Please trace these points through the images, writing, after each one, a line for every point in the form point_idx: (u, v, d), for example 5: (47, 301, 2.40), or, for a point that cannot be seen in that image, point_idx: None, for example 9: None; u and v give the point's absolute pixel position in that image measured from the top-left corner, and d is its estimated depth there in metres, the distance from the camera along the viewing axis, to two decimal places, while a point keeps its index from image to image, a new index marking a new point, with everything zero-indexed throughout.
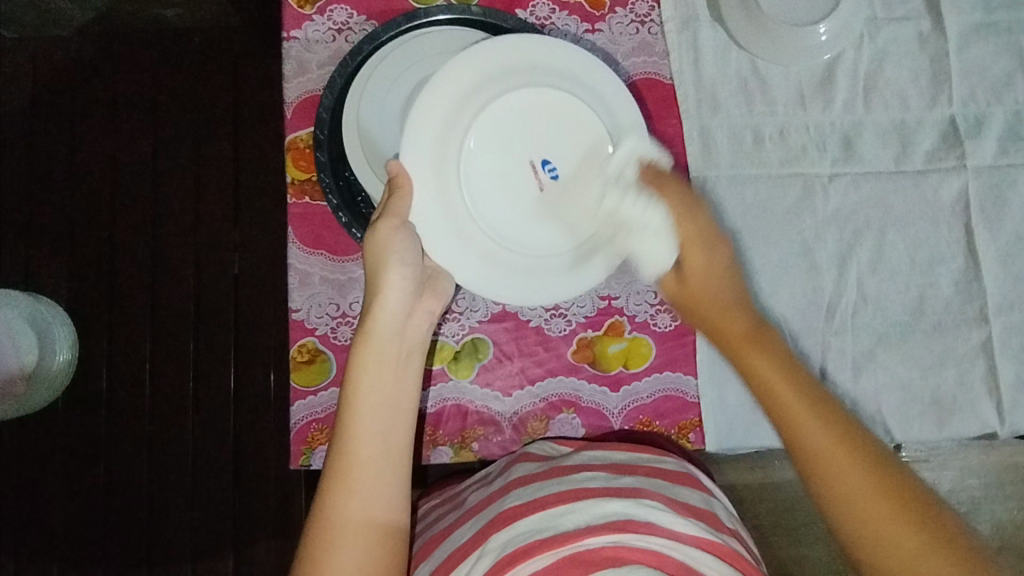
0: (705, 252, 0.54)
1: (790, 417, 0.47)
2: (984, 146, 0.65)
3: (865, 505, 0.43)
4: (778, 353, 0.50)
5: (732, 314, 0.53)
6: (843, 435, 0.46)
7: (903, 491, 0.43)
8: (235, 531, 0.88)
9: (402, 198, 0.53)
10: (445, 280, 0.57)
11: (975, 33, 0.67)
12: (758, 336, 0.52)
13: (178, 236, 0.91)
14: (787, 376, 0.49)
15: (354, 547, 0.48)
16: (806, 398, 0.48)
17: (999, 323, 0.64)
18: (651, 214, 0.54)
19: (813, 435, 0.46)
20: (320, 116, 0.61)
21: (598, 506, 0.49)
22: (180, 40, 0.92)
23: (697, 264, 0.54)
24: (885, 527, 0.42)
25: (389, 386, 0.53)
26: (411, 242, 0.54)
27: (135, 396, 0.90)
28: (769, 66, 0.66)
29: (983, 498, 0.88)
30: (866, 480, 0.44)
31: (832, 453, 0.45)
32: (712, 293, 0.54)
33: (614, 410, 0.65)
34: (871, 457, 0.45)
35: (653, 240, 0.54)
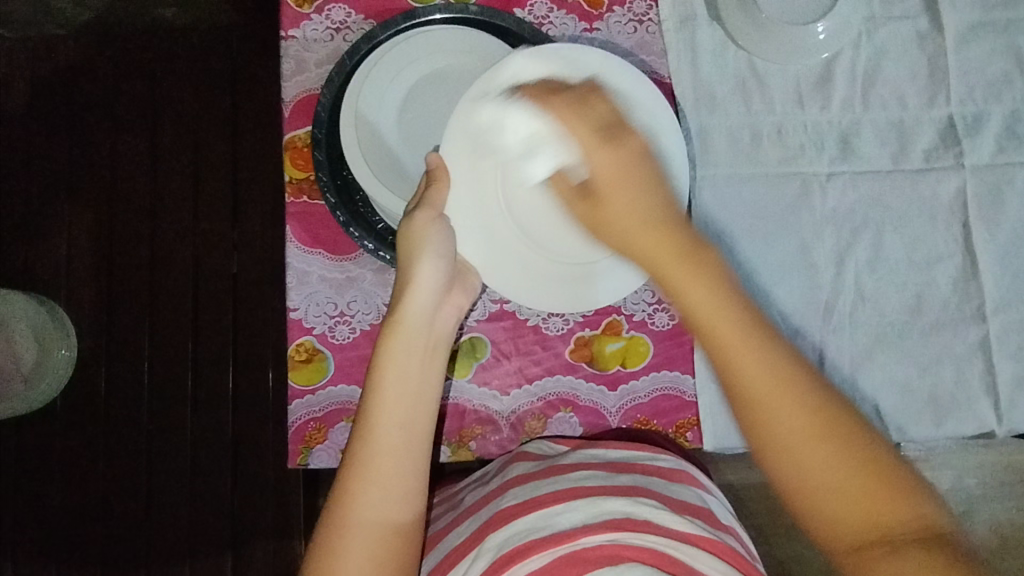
0: (607, 148, 0.49)
1: (721, 350, 0.44)
2: (983, 144, 0.65)
3: (794, 441, 0.42)
4: (712, 272, 0.45)
5: (658, 219, 0.48)
6: (778, 368, 0.43)
7: (836, 425, 0.42)
8: (233, 530, 0.88)
9: (439, 191, 0.54)
10: (474, 275, 0.57)
11: (973, 31, 0.67)
12: (690, 255, 0.46)
13: (177, 234, 0.91)
14: (712, 294, 0.45)
15: (372, 540, 0.48)
16: (733, 322, 0.44)
17: (998, 322, 0.64)
18: (530, 121, 0.52)
19: (743, 363, 0.43)
20: (319, 115, 0.61)
21: (595, 504, 0.49)
22: (179, 39, 0.92)
23: (608, 161, 0.49)
24: (815, 461, 0.41)
25: (416, 377, 0.52)
26: (443, 236, 0.54)
27: (133, 395, 0.90)
28: (767, 64, 0.66)
29: (982, 497, 0.88)
30: (794, 415, 0.42)
31: (760, 384, 0.43)
32: (618, 199, 0.49)
33: (612, 409, 0.65)
34: (800, 386, 0.43)
35: (534, 147, 0.53)
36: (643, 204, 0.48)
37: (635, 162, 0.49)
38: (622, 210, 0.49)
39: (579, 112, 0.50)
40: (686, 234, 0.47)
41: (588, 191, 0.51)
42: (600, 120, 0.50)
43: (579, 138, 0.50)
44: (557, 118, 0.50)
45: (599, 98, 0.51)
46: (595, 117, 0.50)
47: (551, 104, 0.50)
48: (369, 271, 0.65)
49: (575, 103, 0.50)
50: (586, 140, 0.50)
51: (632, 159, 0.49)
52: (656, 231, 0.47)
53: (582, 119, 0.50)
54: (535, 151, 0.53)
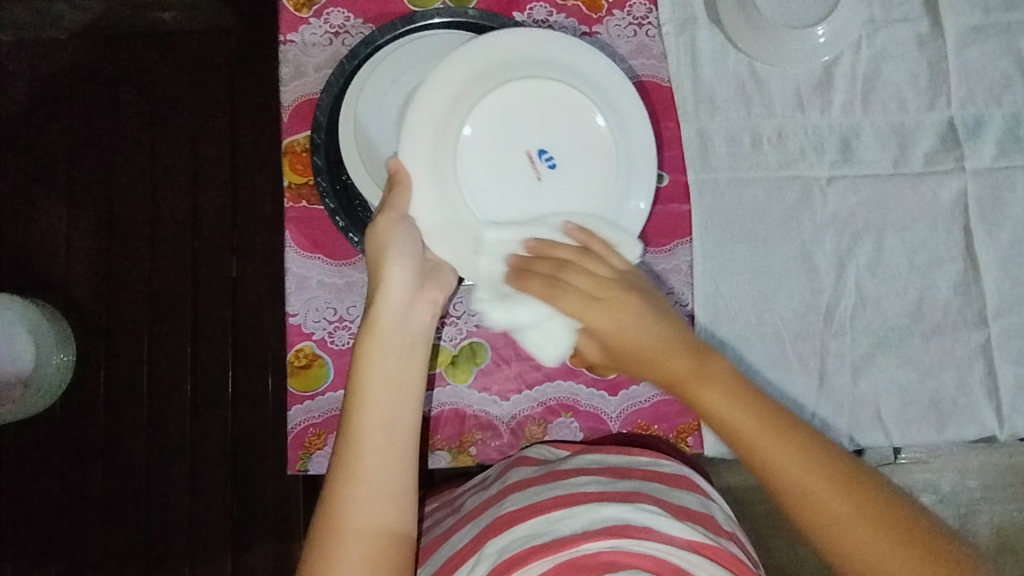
0: (610, 314, 0.53)
1: (768, 464, 0.47)
2: (984, 148, 0.65)
3: (845, 531, 0.45)
4: (729, 389, 0.49)
5: (671, 358, 0.51)
6: (821, 474, 0.46)
7: (891, 517, 0.45)
8: (234, 535, 0.88)
9: (401, 194, 0.53)
10: (447, 271, 0.57)
11: (974, 34, 0.66)
12: (709, 379, 0.50)
13: (176, 239, 0.91)
14: (742, 414, 0.48)
15: (358, 550, 0.48)
16: (770, 428, 0.48)
17: (999, 326, 0.64)
18: (540, 307, 0.55)
19: (789, 473, 0.47)
20: (317, 120, 0.61)
21: (595, 511, 0.49)
22: (177, 42, 0.92)
23: (610, 324, 0.53)
24: (880, 555, 0.45)
25: (392, 380, 0.52)
26: (410, 235, 0.53)
27: (133, 399, 0.90)
28: (768, 67, 0.66)
29: (982, 500, 0.88)
30: (842, 505, 0.46)
31: (806, 482, 0.46)
32: (624, 359, 0.53)
33: (613, 414, 0.65)
34: (849, 488, 0.46)
35: (548, 325, 0.56)
36: (653, 343, 0.51)
37: (637, 322, 0.52)
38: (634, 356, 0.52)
39: (558, 287, 0.54)
40: (699, 357, 0.51)
41: (603, 348, 0.54)
42: (584, 294, 0.53)
43: (578, 308, 0.53)
44: (548, 292, 0.54)
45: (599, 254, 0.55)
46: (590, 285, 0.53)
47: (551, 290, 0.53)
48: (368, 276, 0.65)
49: (559, 276, 0.54)
50: (587, 313, 0.53)
51: (626, 317, 0.52)
52: (673, 374, 0.51)
53: (580, 294, 0.53)
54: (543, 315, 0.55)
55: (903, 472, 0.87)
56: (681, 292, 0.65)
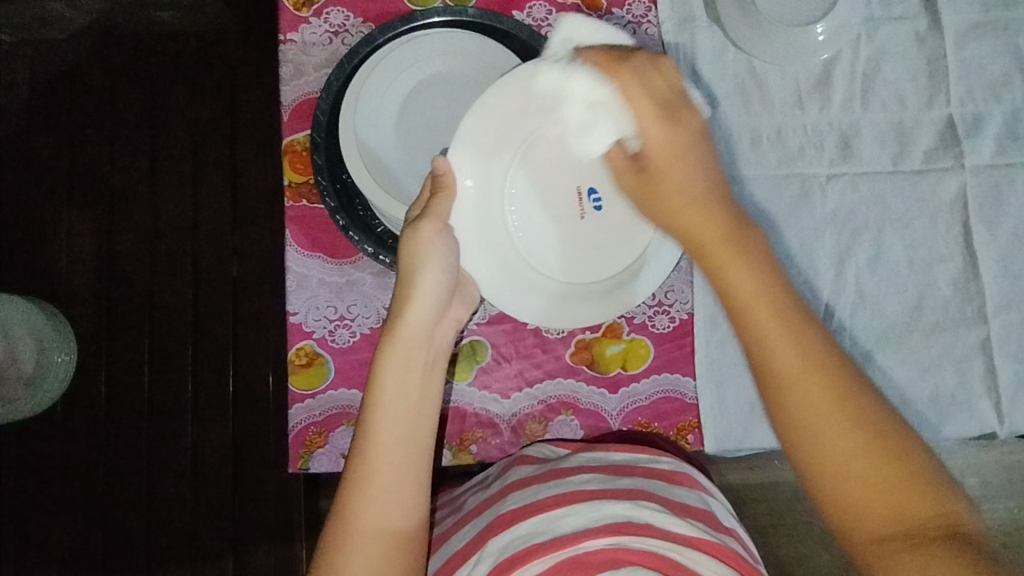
0: (664, 124, 0.49)
1: (757, 331, 0.45)
2: (982, 145, 0.65)
3: (832, 428, 0.42)
4: (756, 260, 0.46)
5: (702, 210, 0.47)
6: (813, 359, 0.43)
7: (862, 413, 0.42)
8: (234, 534, 0.88)
9: (444, 200, 0.54)
10: (472, 286, 0.57)
11: (973, 31, 0.66)
12: (735, 238, 0.46)
13: (176, 237, 0.91)
14: (757, 291, 0.45)
15: (376, 553, 0.48)
16: (772, 302, 0.45)
17: (998, 322, 0.64)
18: (594, 86, 0.51)
19: (774, 343, 0.44)
20: (318, 119, 0.61)
21: (596, 508, 0.49)
22: (177, 42, 0.92)
23: (662, 135, 0.49)
24: (838, 444, 0.42)
25: (415, 390, 0.52)
26: (447, 249, 0.54)
27: (134, 398, 0.90)
28: (766, 66, 0.66)
29: (983, 497, 0.88)
30: (836, 403, 0.42)
31: (800, 375, 0.43)
32: (676, 176, 0.48)
33: (613, 411, 0.65)
34: (837, 376, 0.43)
35: (595, 119, 0.52)
36: (693, 191, 0.48)
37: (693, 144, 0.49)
38: (670, 195, 0.49)
39: (639, 83, 0.49)
40: (734, 224, 0.47)
41: (642, 171, 0.50)
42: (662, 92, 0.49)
43: (638, 110, 0.49)
44: (620, 90, 0.49)
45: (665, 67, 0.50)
46: (654, 91, 0.49)
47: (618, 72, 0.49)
48: (369, 275, 0.65)
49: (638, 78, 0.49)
50: (646, 114, 0.49)
51: (688, 138, 0.49)
52: (699, 211, 0.47)
53: (644, 92, 0.49)
54: (594, 124, 0.53)
55: None
56: (681, 289, 0.65)
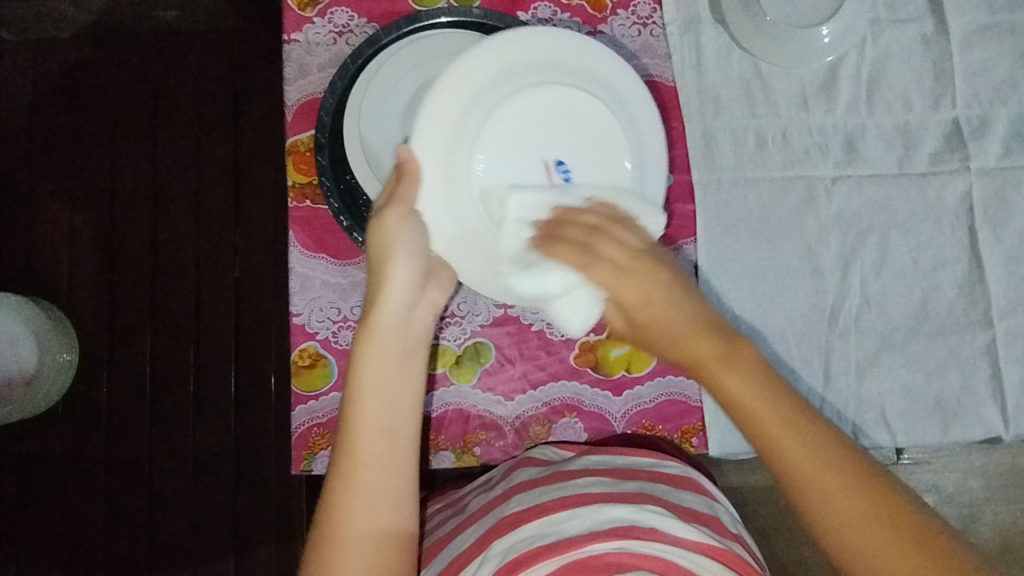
0: (631, 283, 0.52)
1: (765, 440, 0.46)
2: (988, 147, 0.65)
3: (861, 535, 0.43)
4: (754, 373, 0.47)
5: (700, 338, 0.49)
6: (815, 452, 0.45)
7: (894, 507, 0.43)
8: (235, 535, 0.88)
9: (410, 185, 0.52)
10: (448, 270, 0.56)
11: (979, 33, 0.66)
12: (732, 358, 0.48)
13: (177, 238, 0.91)
14: (757, 402, 0.46)
15: (361, 551, 0.47)
16: (782, 413, 0.46)
17: (1004, 325, 0.64)
18: (567, 275, 0.53)
19: (785, 446, 0.45)
20: (323, 120, 0.60)
21: (601, 511, 0.49)
22: (180, 42, 0.92)
23: (633, 293, 0.52)
24: (876, 543, 0.42)
25: (396, 381, 0.52)
26: (416, 233, 0.53)
27: (135, 399, 0.89)
28: (773, 68, 0.66)
29: (986, 500, 0.88)
30: (850, 497, 0.43)
31: (807, 472, 0.44)
32: (662, 330, 0.51)
33: (617, 414, 0.65)
34: (846, 466, 0.44)
35: (575, 300, 0.53)
36: (683, 326, 0.50)
37: (665, 298, 0.51)
38: (668, 346, 0.51)
39: (601, 263, 0.52)
40: (726, 341, 0.49)
41: (628, 321, 0.53)
42: (623, 261, 0.52)
43: (601, 277, 0.52)
44: (585, 270, 0.52)
45: (622, 228, 0.54)
46: (615, 259, 0.52)
47: (586, 263, 0.52)
48: None
49: (596, 237, 0.53)
50: (621, 289, 0.52)
51: (659, 291, 0.52)
52: (692, 346, 0.49)
53: (608, 267, 0.52)
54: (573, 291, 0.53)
55: (905, 473, 0.86)
56: None
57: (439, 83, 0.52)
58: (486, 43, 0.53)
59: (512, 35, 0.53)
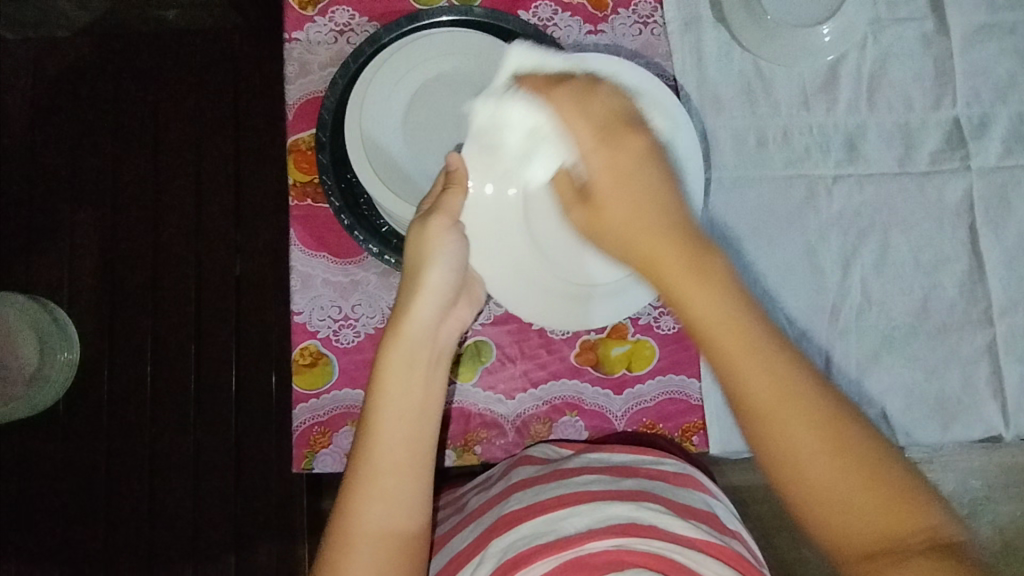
0: (603, 148, 0.51)
1: (728, 360, 0.42)
2: (988, 146, 0.65)
3: (804, 450, 0.40)
4: (715, 277, 0.43)
5: (648, 232, 0.47)
6: (782, 381, 0.41)
7: (838, 422, 0.40)
8: (236, 533, 0.88)
9: (456, 196, 0.53)
10: (480, 287, 0.58)
11: (980, 33, 0.66)
12: (700, 263, 0.44)
13: (177, 237, 0.91)
14: (711, 302, 0.43)
15: (374, 553, 0.48)
16: (740, 324, 0.42)
17: (1004, 324, 0.64)
18: (529, 116, 0.53)
19: (744, 365, 0.41)
20: (323, 118, 0.61)
21: (601, 509, 0.49)
22: (180, 41, 0.92)
23: (604, 163, 0.50)
24: (817, 461, 0.39)
25: (421, 386, 0.52)
26: (455, 246, 0.54)
27: (137, 397, 0.90)
28: (773, 67, 0.66)
29: (986, 500, 0.87)
30: (797, 419, 0.40)
31: (772, 399, 0.40)
32: (625, 204, 0.49)
33: (618, 413, 0.65)
34: (794, 373, 0.41)
35: (536, 150, 0.54)
36: (648, 221, 0.47)
37: (639, 162, 0.50)
38: (617, 230, 0.49)
39: (578, 111, 0.51)
40: (689, 241, 0.45)
41: (586, 202, 0.52)
42: (599, 112, 0.51)
43: (579, 136, 0.51)
44: (558, 115, 0.52)
45: (601, 90, 0.52)
46: (590, 112, 0.51)
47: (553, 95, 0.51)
48: (373, 275, 0.65)
49: (575, 100, 0.51)
50: (584, 138, 0.51)
51: (630, 161, 0.50)
52: (658, 242, 0.46)
53: (583, 121, 0.51)
54: (534, 152, 0.55)
55: None
56: None
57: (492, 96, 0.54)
58: (548, 62, 0.53)
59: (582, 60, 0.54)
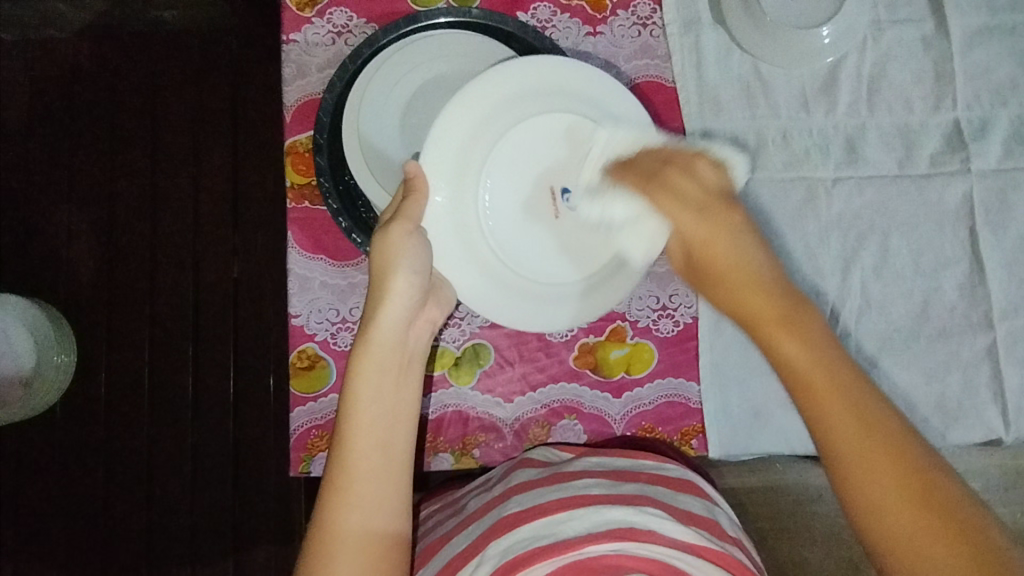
0: (697, 215, 0.50)
1: (816, 408, 0.42)
2: (989, 149, 0.65)
3: (888, 507, 0.39)
4: (816, 338, 0.44)
5: (755, 286, 0.47)
6: (872, 432, 0.40)
7: (923, 484, 0.39)
8: (234, 536, 0.87)
9: (416, 202, 0.53)
10: (447, 289, 0.57)
11: (981, 34, 0.66)
12: (789, 312, 0.45)
13: (175, 237, 0.91)
14: (814, 362, 0.43)
15: (354, 556, 0.47)
16: (829, 380, 0.42)
17: (1004, 327, 0.64)
18: (632, 206, 0.54)
19: (833, 426, 0.41)
20: (321, 120, 0.60)
21: (599, 513, 0.49)
22: (178, 41, 0.92)
23: (699, 227, 0.50)
24: (902, 523, 0.38)
25: (392, 394, 0.52)
26: (418, 250, 0.53)
27: (134, 399, 0.89)
28: (773, 68, 0.66)
29: (986, 501, 0.87)
30: (886, 485, 0.39)
31: (859, 459, 0.40)
32: (718, 267, 0.49)
33: (616, 416, 0.64)
34: (881, 430, 0.40)
35: (637, 233, 0.55)
36: (746, 269, 0.48)
37: (730, 227, 0.50)
38: (717, 274, 0.49)
39: (672, 196, 0.51)
40: (791, 302, 0.46)
41: (687, 259, 0.52)
42: (694, 195, 0.51)
43: (673, 215, 0.51)
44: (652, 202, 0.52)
45: (698, 164, 0.53)
46: (686, 195, 0.51)
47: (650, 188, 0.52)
48: None
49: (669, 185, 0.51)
50: (680, 214, 0.51)
51: (727, 228, 0.50)
52: (754, 287, 0.47)
53: (680, 197, 0.51)
54: (636, 228, 0.55)
55: None
56: (685, 293, 0.65)
57: (453, 107, 0.54)
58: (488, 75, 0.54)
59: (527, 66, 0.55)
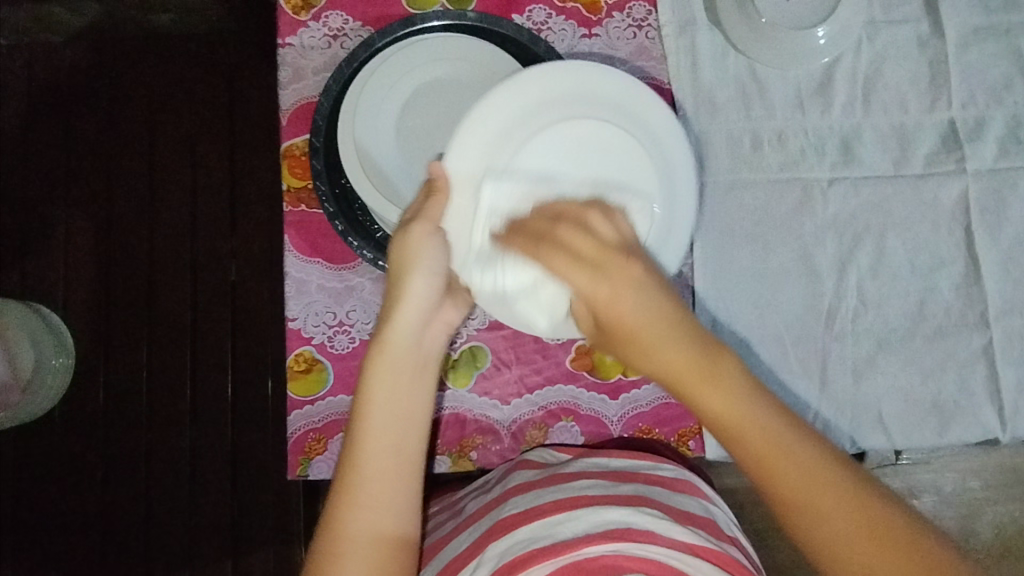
0: (588, 275, 0.46)
1: (753, 450, 0.42)
2: (984, 149, 0.65)
3: (825, 518, 0.41)
4: (735, 387, 0.43)
5: (665, 346, 0.44)
6: (801, 463, 0.42)
7: (853, 490, 0.42)
8: (233, 539, 0.87)
9: (437, 202, 0.51)
10: (466, 292, 0.56)
11: (975, 35, 0.66)
12: (706, 368, 0.43)
13: (173, 240, 0.91)
14: (739, 412, 0.43)
15: (361, 557, 0.47)
16: (754, 420, 0.43)
17: (1000, 327, 0.64)
18: (529, 272, 0.51)
19: (775, 467, 0.42)
20: (317, 123, 0.60)
21: (598, 514, 0.49)
22: (174, 44, 0.92)
23: (593, 293, 0.46)
24: (843, 530, 0.41)
25: (405, 399, 0.51)
26: (439, 252, 0.52)
27: (132, 403, 0.89)
28: (768, 69, 0.66)
29: (984, 501, 0.87)
30: (827, 498, 0.41)
31: (799, 485, 0.42)
32: (623, 334, 0.45)
33: (613, 417, 0.65)
34: (808, 451, 0.42)
35: (545, 293, 0.52)
36: (645, 328, 0.45)
37: (627, 290, 0.45)
38: (625, 345, 0.46)
39: (564, 254, 0.47)
40: (703, 351, 0.44)
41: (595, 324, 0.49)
42: (585, 252, 0.47)
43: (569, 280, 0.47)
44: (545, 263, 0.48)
45: (581, 222, 0.48)
46: (576, 250, 0.47)
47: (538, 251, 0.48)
48: (368, 280, 0.64)
49: (557, 243, 0.48)
50: (574, 278, 0.47)
51: (623, 285, 0.45)
52: (674, 352, 0.44)
53: (568, 254, 0.47)
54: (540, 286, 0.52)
55: (906, 472, 0.85)
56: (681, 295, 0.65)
57: (480, 110, 0.52)
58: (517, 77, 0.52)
59: (557, 70, 0.53)
